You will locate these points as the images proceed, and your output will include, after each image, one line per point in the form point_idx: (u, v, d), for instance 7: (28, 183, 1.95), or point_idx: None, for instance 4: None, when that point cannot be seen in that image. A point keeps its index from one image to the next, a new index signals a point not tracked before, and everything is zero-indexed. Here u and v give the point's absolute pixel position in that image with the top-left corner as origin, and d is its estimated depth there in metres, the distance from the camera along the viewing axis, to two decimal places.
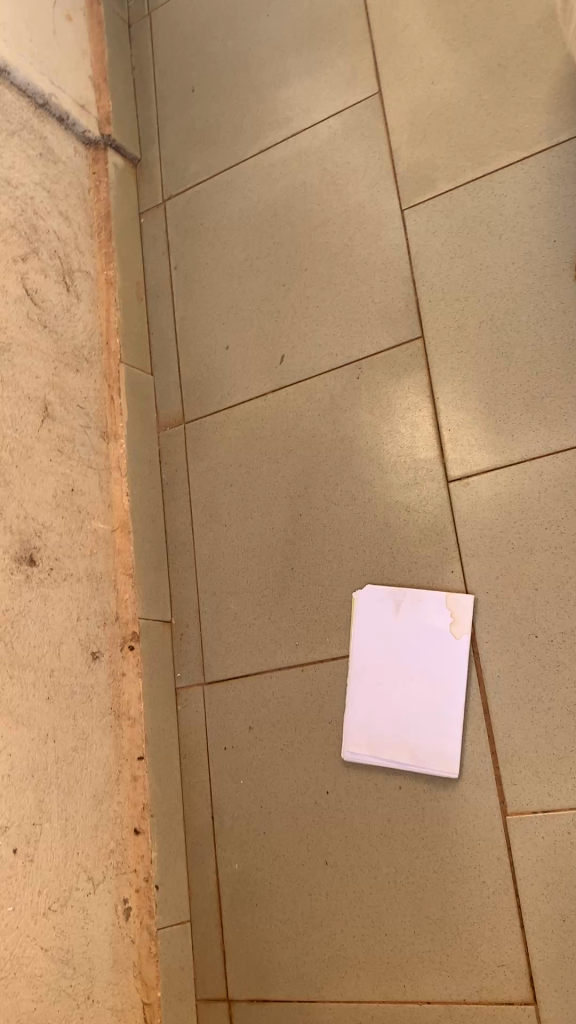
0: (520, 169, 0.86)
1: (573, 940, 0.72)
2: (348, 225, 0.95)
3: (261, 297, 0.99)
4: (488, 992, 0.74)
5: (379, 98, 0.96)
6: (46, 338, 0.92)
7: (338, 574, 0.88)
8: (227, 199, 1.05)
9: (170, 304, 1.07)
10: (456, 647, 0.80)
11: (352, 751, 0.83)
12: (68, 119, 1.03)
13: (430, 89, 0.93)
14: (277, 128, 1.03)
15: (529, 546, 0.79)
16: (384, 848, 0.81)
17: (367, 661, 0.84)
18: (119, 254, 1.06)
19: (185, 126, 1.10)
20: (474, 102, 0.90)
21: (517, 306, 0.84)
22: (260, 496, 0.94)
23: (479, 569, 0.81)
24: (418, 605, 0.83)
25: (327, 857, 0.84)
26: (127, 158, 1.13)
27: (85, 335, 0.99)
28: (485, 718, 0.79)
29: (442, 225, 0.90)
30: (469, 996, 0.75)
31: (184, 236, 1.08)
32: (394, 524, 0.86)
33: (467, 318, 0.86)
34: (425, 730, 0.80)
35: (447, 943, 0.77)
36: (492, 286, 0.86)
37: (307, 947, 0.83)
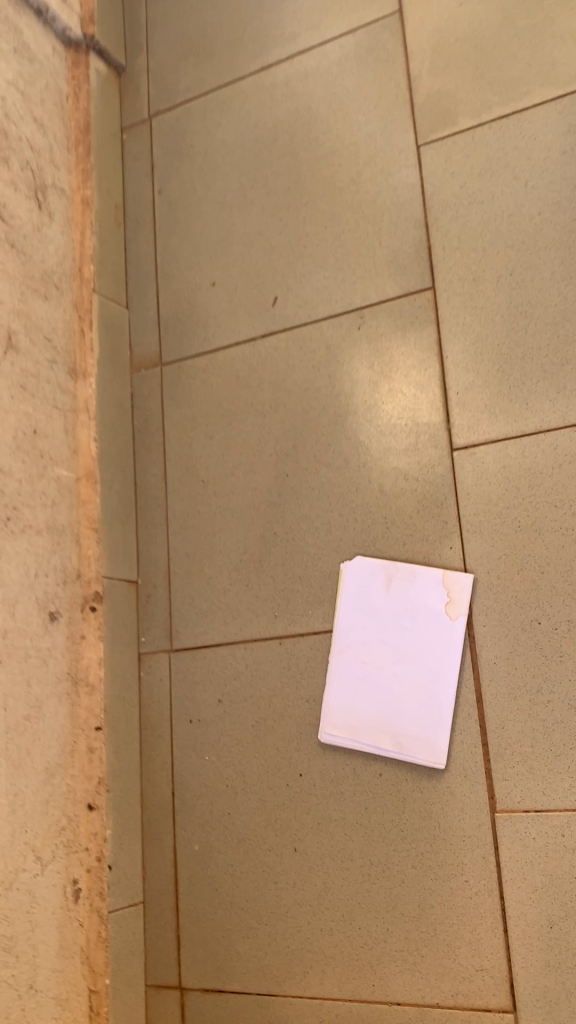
0: (553, 109, 0.78)
1: (559, 949, 0.67)
2: (356, 158, 0.86)
3: (255, 231, 0.90)
4: (464, 996, 0.70)
5: (399, 18, 0.86)
6: (12, 259, 0.81)
7: (325, 543, 0.81)
8: (221, 121, 0.95)
9: (151, 233, 0.97)
10: (450, 629, 0.74)
11: (330, 734, 0.77)
12: (46, 12, 0.91)
13: (457, 12, 0.84)
14: (281, 43, 0.92)
15: (537, 526, 0.73)
16: (359, 839, 0.75)
17: (351, 638, 0.78)
18: (98, 174, 0.96)
19: (178, 34, 0.99)
20: (507, 31, 0.81)
21: (541, 261, 0.77)
22: (244, 456, 0.86)
23: (480, 547, 0.75)
24: (411, 581, 0.76)
25: (296, 845, 0.78)
26: (111, 66, 1.01)
27: (56, 260, 0.89)
28: (478, 706, 0.73)
29: (462, 165, 0.81)
30: (443, 999, 0.71)
31: (170, 158, 0.97)
32: (391, 494, 0.79)
33: (484, 272, 0.79)
34: (410, 716, 0.74)
35: (422, 943, 0.72)
36: (514, 237, 0.78)
37: (270, 938, 0.78)
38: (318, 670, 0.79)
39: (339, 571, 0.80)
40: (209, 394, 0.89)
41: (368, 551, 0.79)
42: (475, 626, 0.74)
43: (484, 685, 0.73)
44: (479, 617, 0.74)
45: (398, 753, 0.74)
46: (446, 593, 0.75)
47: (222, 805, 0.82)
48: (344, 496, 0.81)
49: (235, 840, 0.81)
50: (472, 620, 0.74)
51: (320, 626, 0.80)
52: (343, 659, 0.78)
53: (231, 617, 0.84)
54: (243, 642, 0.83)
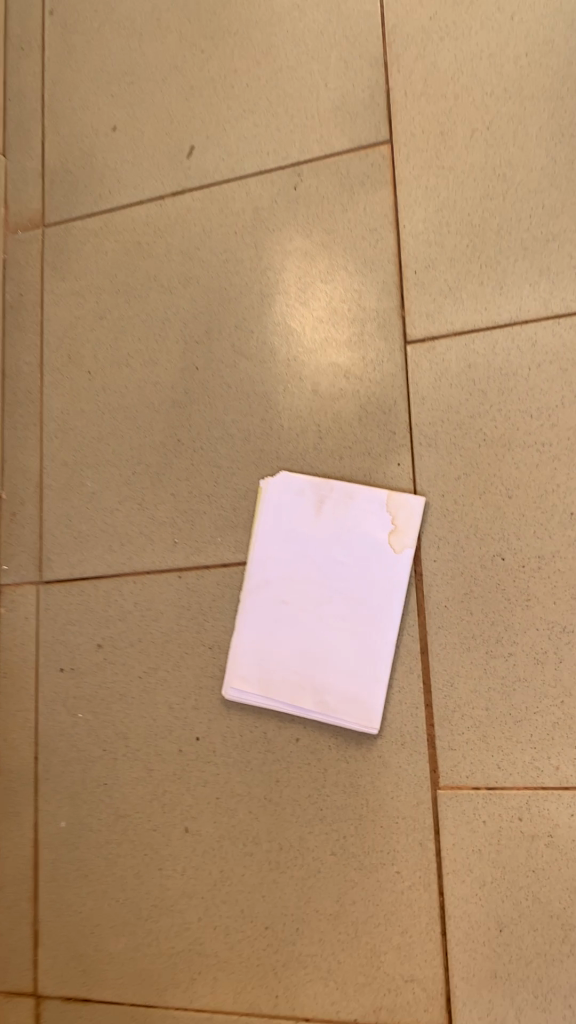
0: None
1: (510, 958, 0.54)
2: None
3: (170, 63, 0.72)
4: (389, 1013, 0.56)
5: None
6: None
7: (241, 453, 0.65)
8: None
9: (37, 66, 0.77)
10: (394, 564, 0.59)
11: (236, 689, 0.62)
12: None
13: None
14: None
15: (507, 438, 0.59)
16: (266, 819, 0.61)
17: (269, 572, 0.62)
18: None
19: None
20: None
21: (526, 114, 0.62)
22: (145, 340, 0.70)
23: (435, 463, 0.60)
24: (348, 503, 0.61)
25: (188, 825, 0.62)
26: None
27: None
28: (422, 659, 0.59)
29: None
30: (362, 1016, 0.57)
31: None
32: (326, 394, 0.64)
33: (455, 125, 0.63)
34: (339, 669, 0.60)
35: (340, 948, 0.58)
36: (494, 83, 0.63)
37: (149, 938, 0.62)
38: (226, 610, 0.64)
39: (258, 488, 0.64)
40: (102, 266, 0.72)
41: (294, 464, 0.64)
42: (424, 561, 0.59)
43: (432, 634, 0.59)
44: (429, 550, 0.59)
45: (320, 715, 0.60)
46: (390, 518, 0.60)
47: (97, 774, 0.66)
48: (267, 396, 0.65)
49: (112, 817, 0.65)
50: (420, 553, 0.60)
51: (230, 556, 0.64)
52: (258, 597, 0.63)
53: (118, 543, 0.68)
54: (132, 573, 0.67)
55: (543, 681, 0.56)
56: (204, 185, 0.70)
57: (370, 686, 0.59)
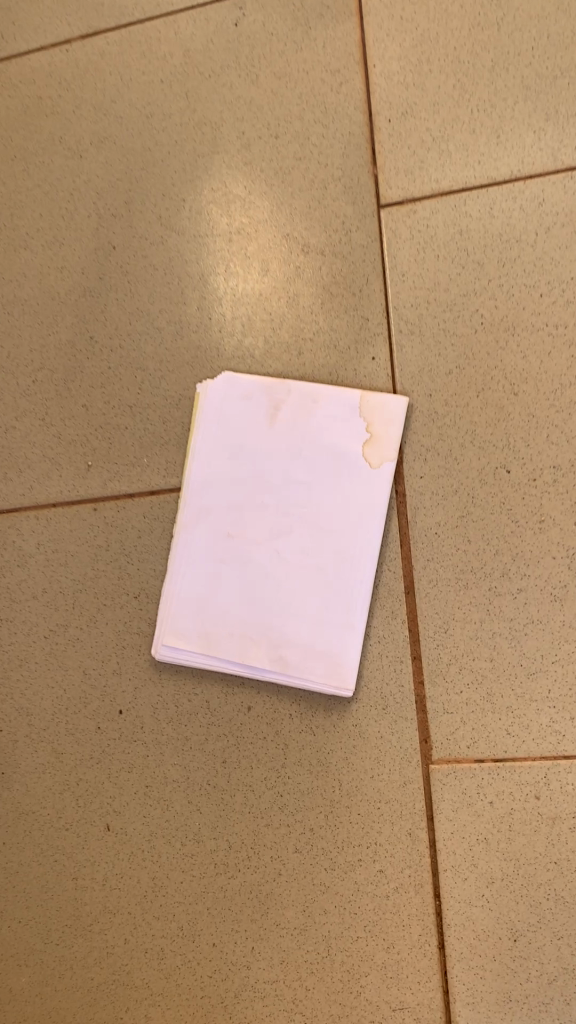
0: None
1: (527, 974, 0.43)
2: None
3: None
4: None
5: None
6: None
7: (172, 352, 0.52)
8: None
9: None
10: (370, 482, 0.47)
11: (170, 648, 0.48)
12: None
13: None
14: None
15: (511, 320, 0.47)
16: (211, 811, 0.47)
17: (210, 498, 0.49)
18: None
19: None
20: None
21: None
22: (48, 215, 0.55)
23: (420, 356, 0.47)
24: (310, 408, 0.48)
25: (110, 822, 0.49)
26: None
27: None
28: (407, 601, 0.46)
29: None
30: None
31: None
32: (279, 275, 0.51)
33: None
34: (302, 618, 0.47)
35: (309, 972, 0.45)
36: None
37: (60, 968, 0.48)
38: (155, 549, 0.50)
39: (195, 395, 0.51)
40: None
41: (239, 364, 0.50)
42: (407, 478, 0.47)
43: (419, 569, 0.46)
44: (414, 464, 0.47)
45: (279, 676, 0.47)
46: (365, 426, 0.47)
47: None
48: (204, 281, 0.52)
49: (7, 818, 0.50)
50: (403, 469, 0.47)
51: (159, 482, 0.51)
52: (196, 530, 0.49)
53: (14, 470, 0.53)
54: (33, 507, 0.53)
55: (562, 622, 0.44)
56: (121, 23, 0.56)
57: (343, 636, 0.46)
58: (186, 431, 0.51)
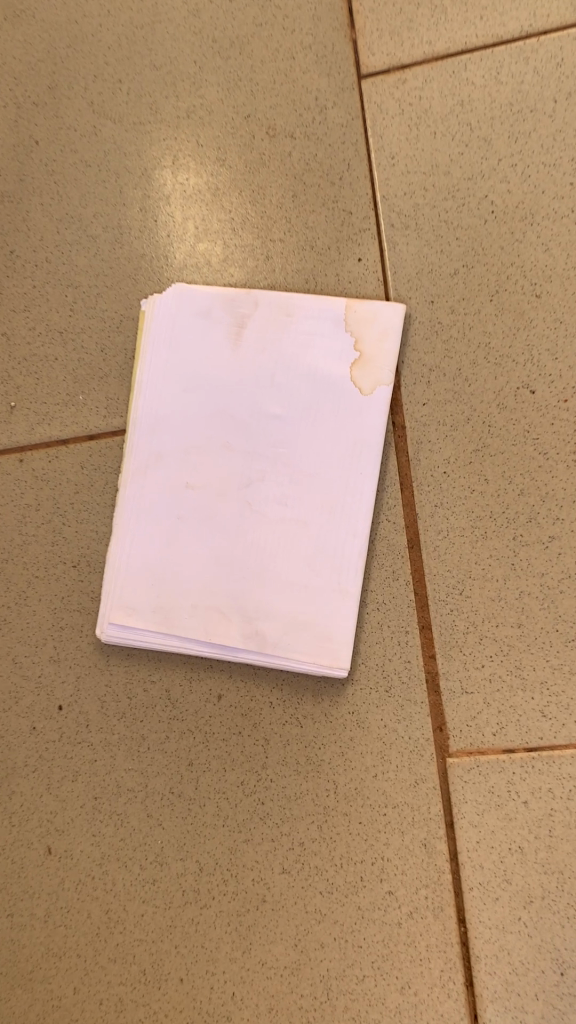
0: None
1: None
2: None
3: None
4: None
5: None
6: None
7: (110, 265, 0.42)
8: None
9: None
10: (360, 411, 0.38)
11: (118, 627, 0.39)
12: None
13: None
14: None
15: (528, 208, 0.38)
16: (177, 827, 0.38)
17: (162, 440, 0.40)
18: None
19: None
20: None
21: None
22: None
23: (417, 255, 0.39)
24: (283, 323, 0.39)
25: (51, 843, 0.39)
26: None
27: None
28: (412, 557, 0.37)
29: None
30: None
31: None
32: (239, 168, 0.41)
33: None
34: (282, 583, 0.38)
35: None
36: None
37: None
38: (97, 507, 0.41)
39: (140, 314, 0.41)
40: None
41: (193, 277, 0.41)
42: (406, 406, 0.38)
43: (425, 517, 0.37)
44: (415, 388, 0.38)
45: (255, 656, 0.38)
46: (352, 343, 0.38)
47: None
48: (146, 179, 0.42)
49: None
50: (401, 396, 0.38)
51: (98, 425, 0.41)
52: (146, 481, 0.40)
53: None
54: None
55: None
56: None
57: (335, 603, 0.37)
58: (130, 361, 0.41)
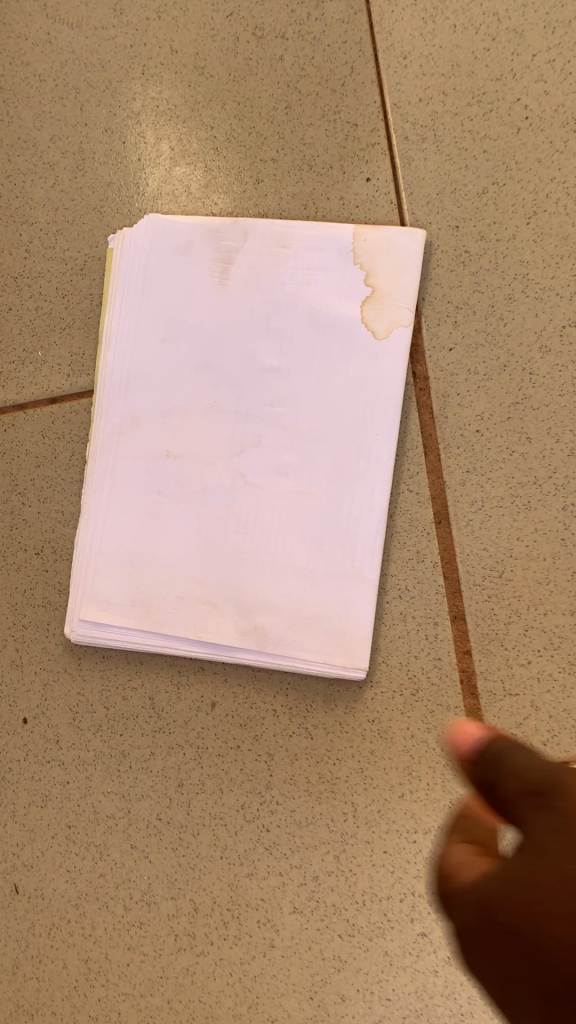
0: None
1: None
2: None
3: None
4: None
5: None
6: None
7: (71, 196, 0.36)
8: None
9: None
10: (374, 360, 0.32)
11: (91, 625, 0.33)
12: None
13: None
14: None
15: (569, 112, 0.32)
16: (168, 860, 0.32)
17: (136, 401, 0.33)
18: None
19: None
20: None
21: None
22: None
23: (437, 174, 0.32)
24: (278, 257, 0.33)
25: (18, 881, 0.33)
26: None
27: None
28: (440, 534, 0.31)
29: None
30: None
31: None
32: (221, 77, 0.35)
33: None
34: (285, 567, 0.32)
35: None
36: None
37: None
38: (63, 483, 0.35)
39: (108, 252, 0.35)
40: None
41: (170, 208, 0.35)
42: (428, 354, 0.32)
43: (454, 486, 0.31)
44: (439, 332, 0.32)
45: (255, 656, 0.31)
46: (363, 276, 0.32)
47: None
48: (112, 94, 0.36)
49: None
50: (422, 342, 0.32)
51: (62, 387, 0.35)
52: (120, 451, 0.33)
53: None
54: None
55: None
56: None
57: (348, 590, 0.31)
58: (98, 309, 0.35)
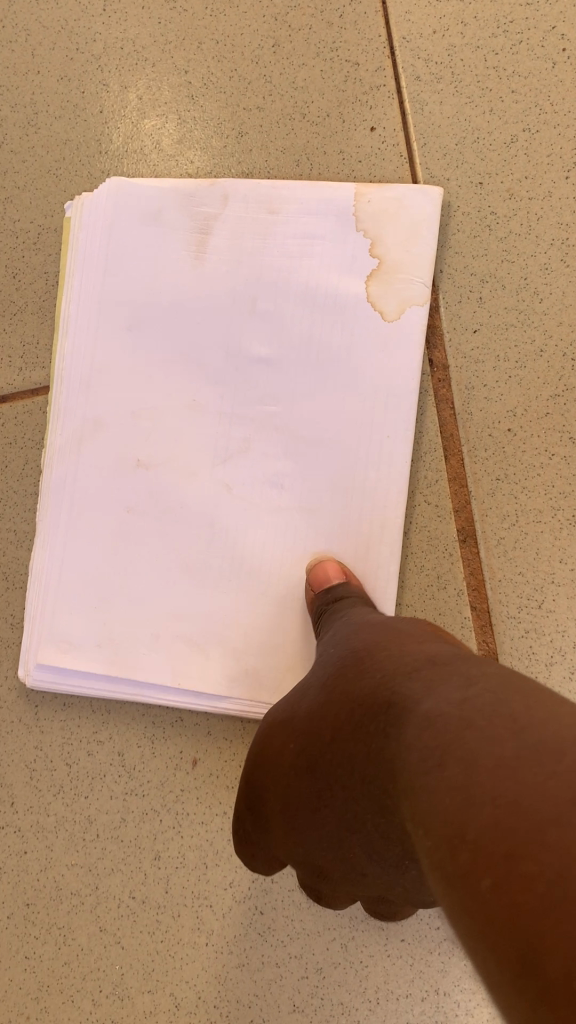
0: None
1: None
2: None
3: None
4: None
5: None
6: None
7: (21, 157, 0.30)
8: None
9: None
10: (382, 348, 0.26)
11: (52, 670, 0.28)
12: None
13: None
14: None
15: None
16: (145, 948, 0.27)
17: (100, 402, 0.28)
18: None
19: None
20: None
21: None
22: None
23: (456, 120, 0.27)
24: (266, 224, 0.27)
25: None
26: None
27: None
28: (466, 555, 0.26)
29: None
30: None
31: None
32: (196, 11, 0.29)
33: None
34: (281, 601, 0.27)
35: None
36: None
37: None
38: (15, 497, 0.29)
39: (64, 224, 0.29)
40: None
41: (138, 169, 0.29)
42: (448, 339, 0.27)
43: (481, 498, 0.26)
44: (460, 312, 0.27)
45: (245, 706, 0.27)
46: (368, 246, 0.26)
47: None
48: (67, 34, 0.30)
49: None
50: (440, 324, 0.27)
51: (13, 383, 0.29)
52: (81, 460, 0.28)
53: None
54: None
55: None
56: None
57: None
58: (54, 290, 0.30)
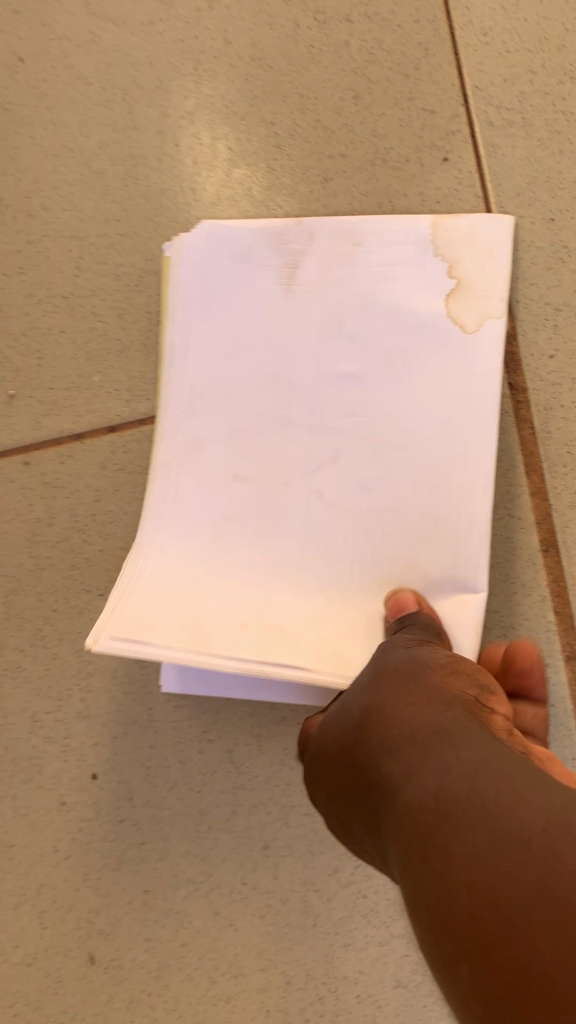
0: None
1: None
2: None
3: None
4: None
5: None
6: None
7: (122, 206, 0.33)
8: None
9: None
10: (462, 358, 0.28)
11: (180, 676, 0.30)
12: None
13: None
14: None
15: None
16: (257, 928, 0.30)
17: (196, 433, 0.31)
18: None
19: None
20: None
21: None
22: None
23: (527, 162, 0.29)
24: (347, 254, 0.30)
25: (95, 951, 0.30)
26: None
27: None
28: (549, 564, 0.28)
29: None
30: None
31: None
32: (281, 68, 0.32)
33: None
34: (373, 602, 0.29)
35: None
36: None
37: None
38: (127, 518, 0.32)
39: (163, 262, 0.32)
40: None
41: (231, 214, 0.32)
42: (525, 363, 0.29)
43: (561, 511, 0.28)
44: (537, 338, 0.29)
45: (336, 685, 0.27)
46: (445, 269, 0.29)
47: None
48: (162, 93, 0.33)
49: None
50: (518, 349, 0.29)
51: (122, 414, 0.32)
52: (184, 473, 0.31)
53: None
54: None
55: None
56: None
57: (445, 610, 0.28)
58: (157, 329, 0.32)
